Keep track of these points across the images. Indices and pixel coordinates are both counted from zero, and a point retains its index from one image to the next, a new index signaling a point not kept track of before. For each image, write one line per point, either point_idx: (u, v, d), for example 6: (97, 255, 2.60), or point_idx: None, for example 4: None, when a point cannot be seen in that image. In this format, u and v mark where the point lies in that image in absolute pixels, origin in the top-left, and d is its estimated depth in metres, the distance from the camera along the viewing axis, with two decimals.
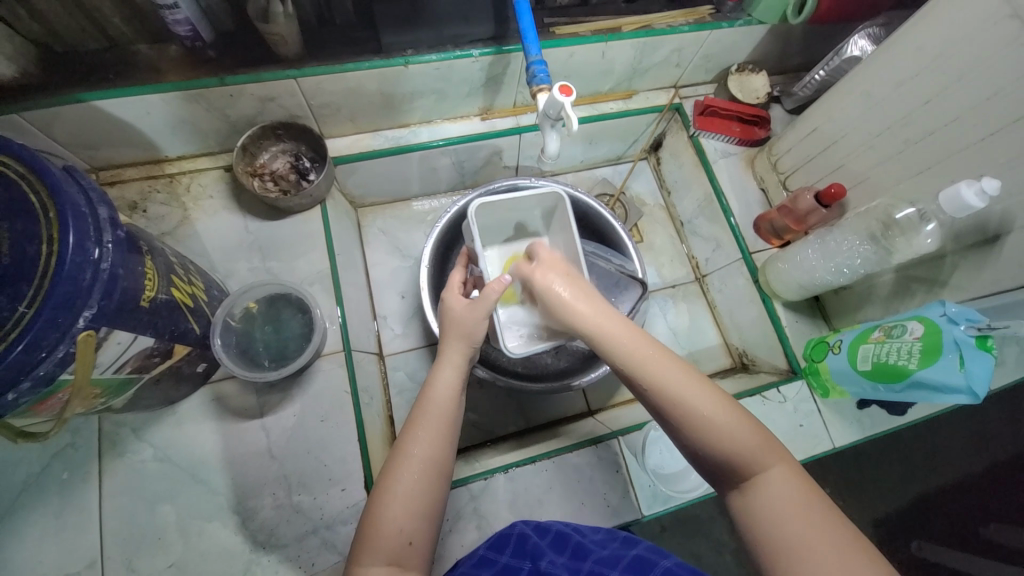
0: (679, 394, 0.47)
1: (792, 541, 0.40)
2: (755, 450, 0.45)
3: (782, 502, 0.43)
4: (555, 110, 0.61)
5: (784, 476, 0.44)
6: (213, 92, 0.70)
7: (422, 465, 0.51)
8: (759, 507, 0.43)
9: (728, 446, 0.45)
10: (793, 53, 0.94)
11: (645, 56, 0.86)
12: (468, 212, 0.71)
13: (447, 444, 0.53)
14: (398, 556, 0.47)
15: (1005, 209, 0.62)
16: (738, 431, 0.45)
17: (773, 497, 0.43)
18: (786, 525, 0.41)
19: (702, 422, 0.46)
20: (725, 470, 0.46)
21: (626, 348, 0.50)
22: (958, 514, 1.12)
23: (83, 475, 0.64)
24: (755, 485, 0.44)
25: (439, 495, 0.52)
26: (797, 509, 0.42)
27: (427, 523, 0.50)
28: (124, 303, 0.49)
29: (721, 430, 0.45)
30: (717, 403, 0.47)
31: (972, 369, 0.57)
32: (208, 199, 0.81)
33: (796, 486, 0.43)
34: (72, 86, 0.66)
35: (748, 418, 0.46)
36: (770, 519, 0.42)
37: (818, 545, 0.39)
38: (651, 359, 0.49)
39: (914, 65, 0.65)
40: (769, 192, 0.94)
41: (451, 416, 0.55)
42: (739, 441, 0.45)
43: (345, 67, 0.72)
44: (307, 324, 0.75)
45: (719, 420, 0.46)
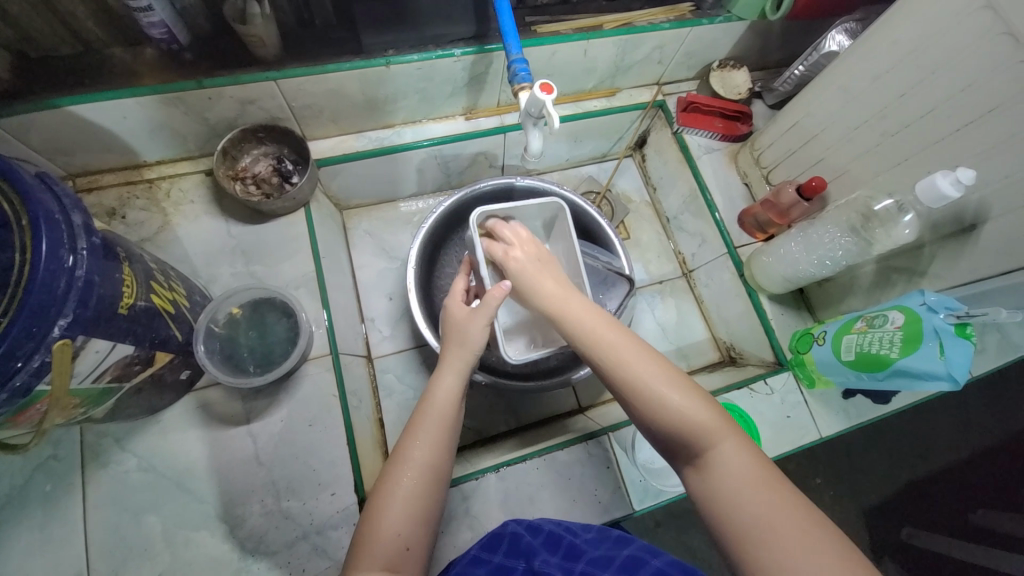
0: (638, 373, 0.48)
1: (747, 518, 0.40)
2: (705, 422, 0.44)
3: (737, 483, 0.41)
4: (537, 108, 0.61)
5: (738, 452, 0.43)
6: (191, 95, 0.69)
7: (422, 469, 0.51)
8: (713, 487, 0.43)
9: (682, 423, 0.45)
10: (773, 49, 0.95)
11: (627, 54, 0.86)
12: (471, 218, 0.70)
13: (446, 450, 0.53)
14: (394, 561, 0.47)
15: (980, 198, 0.63)
16: (692, 411, 0.45)
17: (726, 475, 0.42)
18: (741, 501, 0.41)
19: (657, 401, 0.46)
20: (677, 448, 0.46)
21: (589, 332, 0.52)
22: (944, 500, 1.14)
23: (65, 487, 0.63)
24: (707, 464, 0.44)
25: (438, 500, 0.51)
26: (753, 488, 0.41)
27: (426, 528, 0.50)
28: (102, 310, 0.48)
29: (675, 407, 0.45)
30: (676, 384, 0.47)
31: (952, 356, 0.57)
32: (189, 204, 0.80)
33: (751, 464, 0.42)
34: (45, 91, 0.64)
35: (704, 398, 0.46)
36: (728, 500, 0.41)
37: (779, 528, 0.38)
38: (614, 340, 0.50)
39: (889, 59, 0.66)
40: (752, 186, 0.95)
41: (452, 420, 0.55)
42: (690, 417, 0.45)
43: (325, 69, 0.71)
44: (292, 328, 0.74)
45: (673, 400, 0.46)
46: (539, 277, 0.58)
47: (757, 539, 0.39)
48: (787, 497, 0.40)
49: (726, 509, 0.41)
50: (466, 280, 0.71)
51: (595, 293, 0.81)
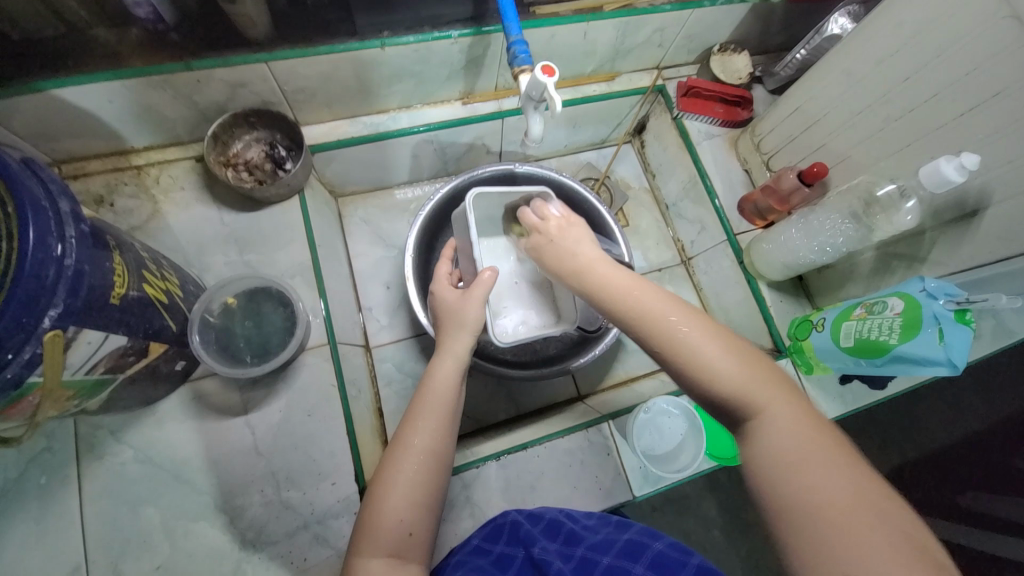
0: (684, 335, 0.44)
1: (800, 494, 0.36)
2: (754, 388, 0.42)
3: (790, 453, 0.38)
4: (538, 91, 0.59)
5: (790, 416, 0.41)
6: (179, 78, 0.67)
7: (422, 457, 0.50)
8: (760, 454, 0.40)
9: (732, 386, 0.42)
10: (775, 33, 0.94)
11: (628, 37, 0.84)
12: (464, 202, 0.71)
13: (447, 435, 0.53)
14: (397, 547, 0.47)
15: (983, 183, 0.63)
16: (743, 377, 0.42)
17: (780, 444, 0.39)
18: (791, 475, 0.37)
19: (703, 366, 0.43)
20: (726, 414, 0.43)
21: (626, 295, 0.49)
22: (935, 482, 1.17)
23: (60, 479, 0.62)
24: (761, 429, 0.41)
25: (441, 485, 0.51)
26: (808, 457, 0.38)
27: (428, 514, 0.49)
28: (93, 300, 0.47)
29: (724, 372, 0.43)
30: (720, 344, 0.44)
31: (951, 342, 0.58)
32: (180, 191, 0.78)
33: (805, 430, 0.39)
34: (27, 74, 0.62)
35: (754, 358, 0.44)
36: (780, 470, 0.38)
37: (836, 505, 0.35)
38: (652, 303, 0.47)
39: (894, 42, 0.65)
40: (752, 173, 0.94)
41: (450, 405, 0.54)
42: (738, 382, 0.42)
43: (319, 51, 0.69)
44: (289, 318, 0.73)
45: (721, 362, 0.43)
46: (563, 241, 0.56)
47: (812, 517, 0.35)
48: (846, 472, 0.36)
49: (778, 484, 0.38)
50: (450, 265, 0.73)
51: None
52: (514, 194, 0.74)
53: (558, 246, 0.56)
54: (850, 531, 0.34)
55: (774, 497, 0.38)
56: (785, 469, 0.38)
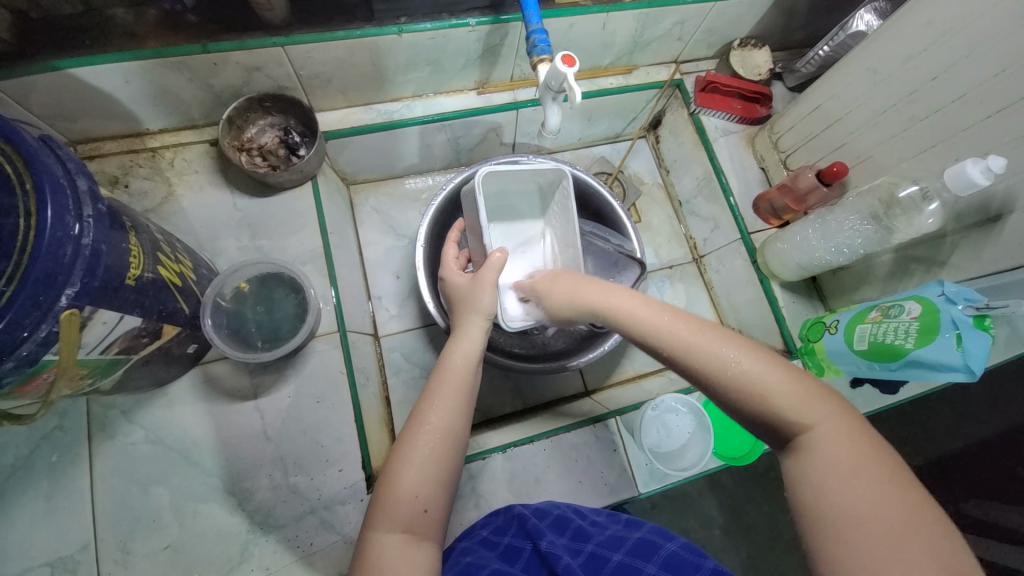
0: (725, 358, 0.44)
1: (842, 512, 0.37)
2: (801, 406, 0.42)
3: (838, 472, 0.39)
4: (557, 82, 0.58)
5: (839, 432, 0.41)
6: (196, 60, 0.66)
7: (438, 434, 0.50)
8: (808, 473, 0.40)
9: (780, 404, 0.42)
10: (797, 28, 0.92)
11: (647, 29, 0.83)
12: (474, 181, 0.71)
13: (462, 414, 0.53)
14: (411, 523, 0.47)
15: (1008, 187, 0.62)
16: (791, 395, 0.42)
17: (828, 463, 0.39)
18: (838, 494, 0.38)
19: (749, 388, 0.43)
20: (774, 433, 0.43)
21: (653, 323, 0.49)
22: (939, 489, 1.16)
23: (72, 457, 0.63)
24: (810, 447, 0.41)
25: (455, 464, 0.51)
26: (856, 476, 0.38)
27: (442, 491, 0.49)
28: (109, 281, 0.47)
29: (770, 392, 0.42)
30: (763, 362, 0.44)
31: (970, 347, 0.57)
32: (194, 174, 0.78)
33: (853, 447, 0.40)
34: (44, 52, 0.62)
35: (797, 372, 0.44)
36: (825, 487, 0.39)
37: (880, 524, 0.35)
38: (686, 328, 0.47)
39: (922, 40, 0.64)
40: (768, 171, 0.93)
41: (468, 385, 0.54)
42: (785, 401, 0.42)
43: (335, 35, 0.68)
44: (300, 304, 0.73)
45: (767, 381, 0.43)
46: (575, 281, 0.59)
47: (853, 533, 0.36)
48: (894, 492, 0.37)
49: (822, 498, 0.38)
50: (456, 249, 0.75)
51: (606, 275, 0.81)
52: (525, 172, 0.75)
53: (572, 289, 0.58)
54: (893, 550, 0.34)
55: (817, 510, 0.38)
56: (830, 485, 0.38)
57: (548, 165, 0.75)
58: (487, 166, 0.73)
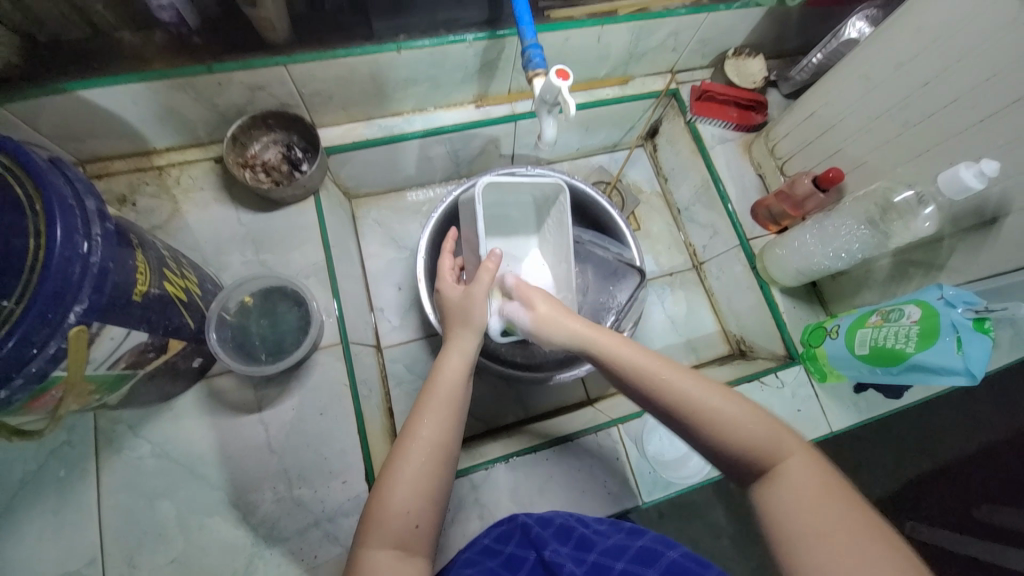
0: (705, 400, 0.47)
1: (808, 526, 0.40)
2: (773, 440, 0.45)
3: (803, 495, 0.42)
4: (552, 95, 0.60)
5: (807, 465, 0.44)
6: (201, 81, 0.68)
7: (429, 448, 0.51)
8: (780, 496, 0.43)
9: (755, 442, 0.45)
10: (790, 37, 0.93)
11: (642, 41, 0.84)
12: (475, 189, 0.72)
13: (453, 429, 0.53)
14: (402, 537, 0.47)
15: (1002, 190, 0.62)
16: (764, 429, 0.46)
17: (797, 488, 0.42)
18: (805, 512, 0.41)
19: (724, 423, 0.46)
20: (748, 464, 0.46)
21: (637, 361, 0.51)
22: (947, 494, 1.15)
23: (79, 472, 0.64)
24: (780, 476, 0.44)
25: (446, 480, 0.51)
26: (821, 498, 0.41)
27: (434, 506, 0.50)
28: (116, 297, 0.48)
29: (744, 425, 0.46)
30: (741, 403, 0.47)
31: (970, 352, 0.57)
32: (199, 191, 0.80)
33: (818, 476, 0.43)
34: (53, 75, 0.64)
35: (769, 413, 0.47)
36: (788, 507, 0.42)
37: (835, 536, 0.39)
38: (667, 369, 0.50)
39: (913, 47, 0.65)
40: (766, 177, 0.93)
41: (459, 399, 0.55)
42: (758, 433, 0.45)
43: (335, 54, 0.70)
44: (304, 317, 0.74)
45: (745, 420, 0.46)
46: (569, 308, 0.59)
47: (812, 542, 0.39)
48: (851, 512, 0.40)
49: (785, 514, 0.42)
50: (451, 259, 0.75)
51: (606, 284, 0.82)
52: (523, 183, 0.76)
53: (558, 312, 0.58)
54: (845, 562, 0.37)
55: (780, 526, 0.41)
56: (794, 503, 0.42)
57: (547, 178, 0.77)
58: (489, 175, 0.74)
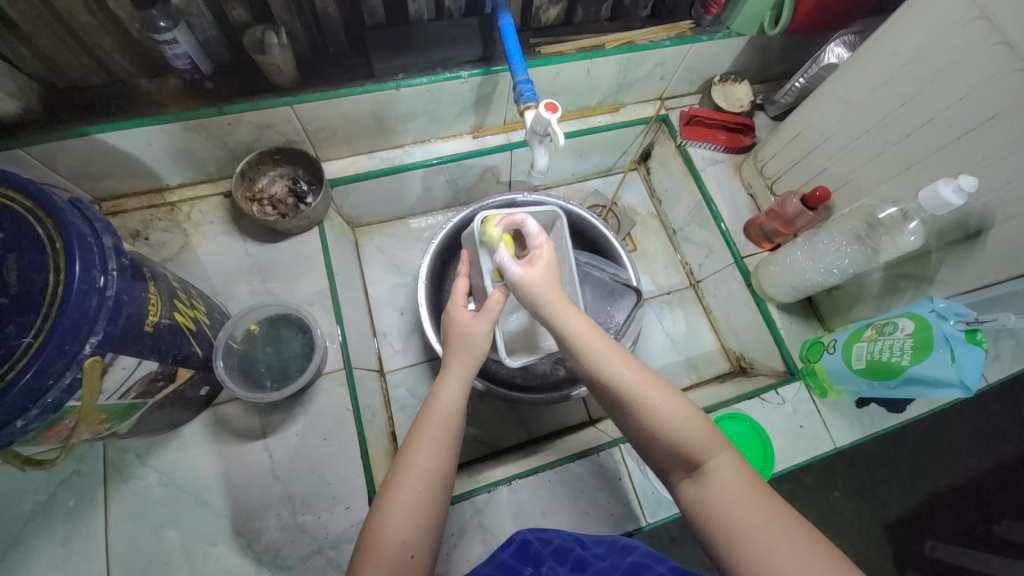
0: (636, 390, 0.50)
1: (742, 526, 0.43)
2: (704, 440, 0.48)
3: (729, 489, 0.45)
4: (542, 126, 0.63)
5: (730, 462, 0.47)
6: (212, 122, 0.72)
7: (425, 476, 0.52)
8: (709, 491, 0.46)
9: (678, 438, 0.48)
10: (773, 63, 0.97)
11: (629, 71, 0.88)
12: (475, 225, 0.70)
13: (448, 457, 0.53)
14: (398, 567, 0.48)
15: (984, 205, 0.63)
16: (696, 428, 0.48)
17: (721, 485, 0.46)
18: (734, 511, 0.44)
19: (659, 420, 0.48)
20: (676, 457, 0.48)
21: (592, 347, 0.52)
22: (965, 511, 1.12)
23: (88, 502, 0.65)
24: (707, 475, 0.47)
25: (440, 509, 0.52)
26: (744, 494, 0.45)
27: (429, 535, 0.51)
28: (129, 328, 0.50)
29: (676, 421, 0.48)
30: (674, 400, 0.50)
31: (963, 363, 0.57)
32: (209, 225, 0.83)
33: (739, 475, 0.46)
34: (73, 120, 0.68)
35: (701, 413, 0.49)
36: (721, 507, 0.45)
37: (762, 535, 0.42)
38: (620, 359, 0.52)
39: (887, 71, 0.68)
40: (757, 197, 0.95)
41: (454, 429, 0.55)
42: (689, 431, 0.48)
43: (338, 93, 0.74)
44: (308, 343, 0.76)
45: (671, 416, 0.48)
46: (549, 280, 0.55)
47: (749, 546, 0.42)
48: (785, 514, 0.43)
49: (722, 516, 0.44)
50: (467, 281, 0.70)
51: (603, 304, 0.83)
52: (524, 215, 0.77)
53: (537, 292, 0.55)
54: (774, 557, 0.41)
55: (717, 527, 0.44)
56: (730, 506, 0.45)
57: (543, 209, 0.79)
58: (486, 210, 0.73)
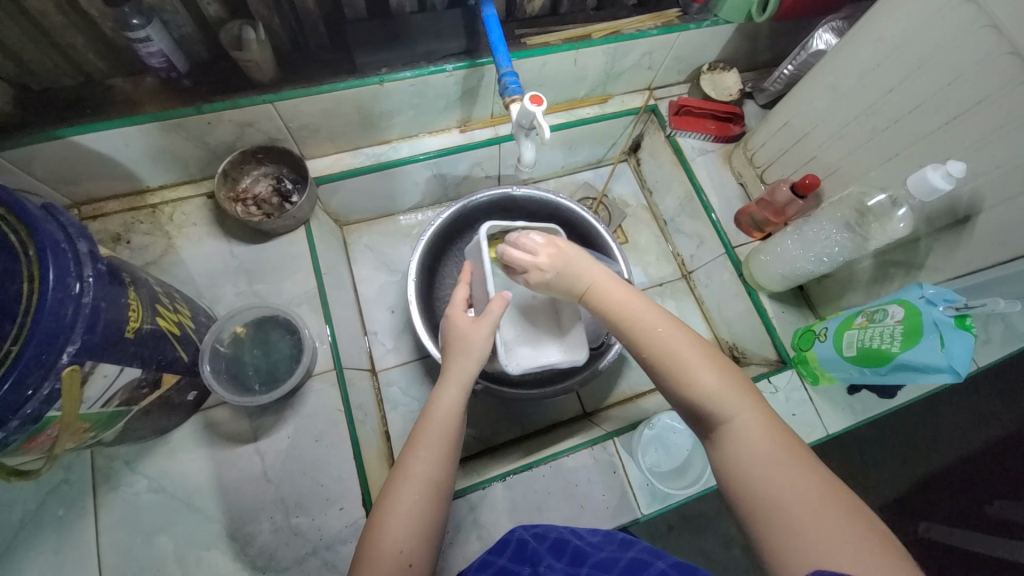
0: (660, 346, 0.50)
1: (775, 501, 0.40)
2: (729, 400, 0.46)
3: (758, 458, 0.43)
4: (528, 120, 0.62)
5: (760, 426, 0.44)
6: (191, 121, 0.71)
7: (422, 484, 0.51)
8: (735, 459, 0.44)
9: (700, 399, 0.47)
10: (762, 50, 0.96)
11: (617, 61, 0.87)
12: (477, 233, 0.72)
13: (447, 462, 0.53)
14: None
15: (973, 189, 0.63)
16: (721, 392, 0.46)
17: (749, 451, 0.43)
18: (769, 484, 0.41)
19: (688, 380, 0.47)
20: (702, 420, 0.48)
21: (623, 315, 0.54)
22: (958, 492, 1.13)
23: (78, 510, 0.64)
24: (728, 435, 0.45)
25: (439, 515, 0.52)
26: (777, 465, 0.42)
27: (427, 544, 0.50)
28: (109, 335, 0.49)
29: (702, 385, 0.47)
30: (704, 365, 0.48)
31: (953, 349, 0.57)
32: (192, 226, 0.82)
33: (768, 440, 0.43)
34: (47, 123, 0.66)
35: (727, 374, 0.48)
36: (748, 479, 0.42)
37: (798, 509, 0.39)
38: (653, 322, 0.52)
39: (874, 57, 0.67)
40: (747, 187, 0.95)
41: (452, 432, 0.55)
42: (712, 392, 0.46)
43: (321, 89, 0.73)
44: (297, 345, 0.75)
45: (697, 376, 0.47)
46: (567, 264, 0.58)
47: (779, 522, 0.39)
48: (825, 485, 0.40)
49: (753, 486, 0.42)
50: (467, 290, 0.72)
51: None
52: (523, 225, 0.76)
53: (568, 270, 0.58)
54: (811, 536, 0.37)
55: (744, 497, 0.42)
56: (760, 477, 0.42)
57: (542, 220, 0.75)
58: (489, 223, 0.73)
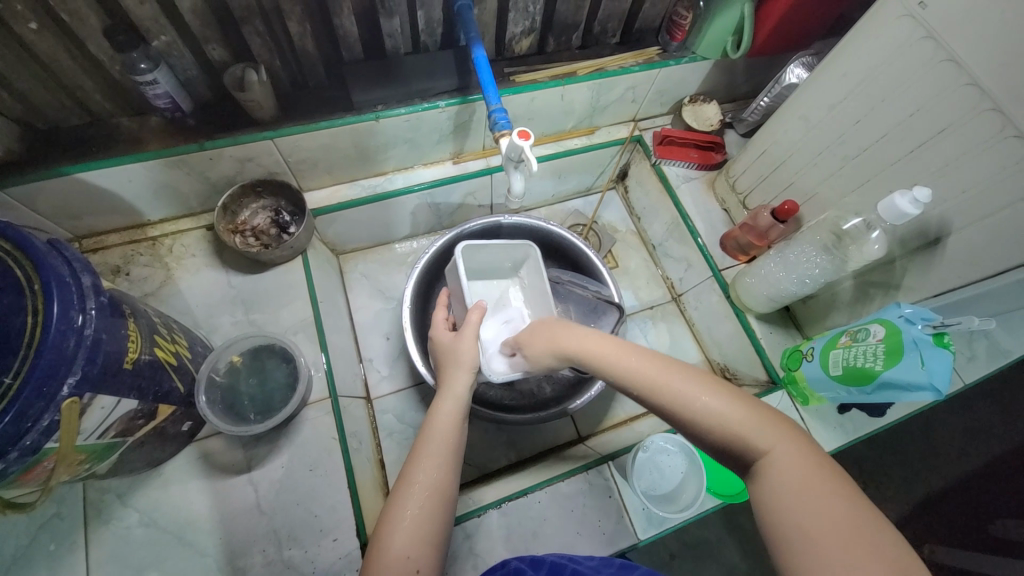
0: (667, 385, 0.47)
1: (802, 526, 0.38)
2: (752, 428, 0.43)
3: (793, 485, 0.40)
4: (516, 153, 0.65)
5: (789, 455, 0.42)
6: (193, 157, 0.73)
7: (428, 491, 0.51)
8: (772, 489, 0.41)
9: (727, 432, 0.44)
10: (740, 83, 1.02)
11: (602, 95, 0.92)
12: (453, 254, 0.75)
13: (451, 472, 0.54)
14: None
15: (941, 213, 0.66)
16: (742, 420, 0.44)
17: (783, 478, 0.41)
18: (798, 507, 0.39)
19: (701, 415, 0.45)
20: (734, 454, 0.44)
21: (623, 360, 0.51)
22: (958, 512, 1.13)
23: (68, 545, 0.63)
24: (765, 468, 0.42)
25: (445, 522, 0.51)
26: (814, 490, 0.39)
27: (436, 551, 0.49)
28: (108, 366, 0.50)
29: (720, 416, 0.45)
30: (719, 395, 0.45)
31: (933, 366, 0.58)
32: (191, 258, 0.83)
33: (803, 465, 0.41)
34: (53, 161, 0.68)
35: (744, 401, 0.45)
36: (782, 506, 0.40)
37: (832, 535, 0.36)
38: (651, 365, 0.50)
39: (841, 92, 0.72)
40: (730, 212, 0.98)
41: (454, 442, 0.56)
42: (730, 423, 0.44)
43: (318, 126, 0.76)
44: (292, 373, 0.76)
45: (713, 411, 0.45)
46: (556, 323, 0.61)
47: (807, 548, 0.37)
48: (861, 512, 0.37)
49: (775, 510, 0.40)
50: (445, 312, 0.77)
51: (586, 322, 0.80)
52: (496, 246, 0.80)
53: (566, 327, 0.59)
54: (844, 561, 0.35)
55: (771, 525, 0.40)
56: (780, 501, 0.40)
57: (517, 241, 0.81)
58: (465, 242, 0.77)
